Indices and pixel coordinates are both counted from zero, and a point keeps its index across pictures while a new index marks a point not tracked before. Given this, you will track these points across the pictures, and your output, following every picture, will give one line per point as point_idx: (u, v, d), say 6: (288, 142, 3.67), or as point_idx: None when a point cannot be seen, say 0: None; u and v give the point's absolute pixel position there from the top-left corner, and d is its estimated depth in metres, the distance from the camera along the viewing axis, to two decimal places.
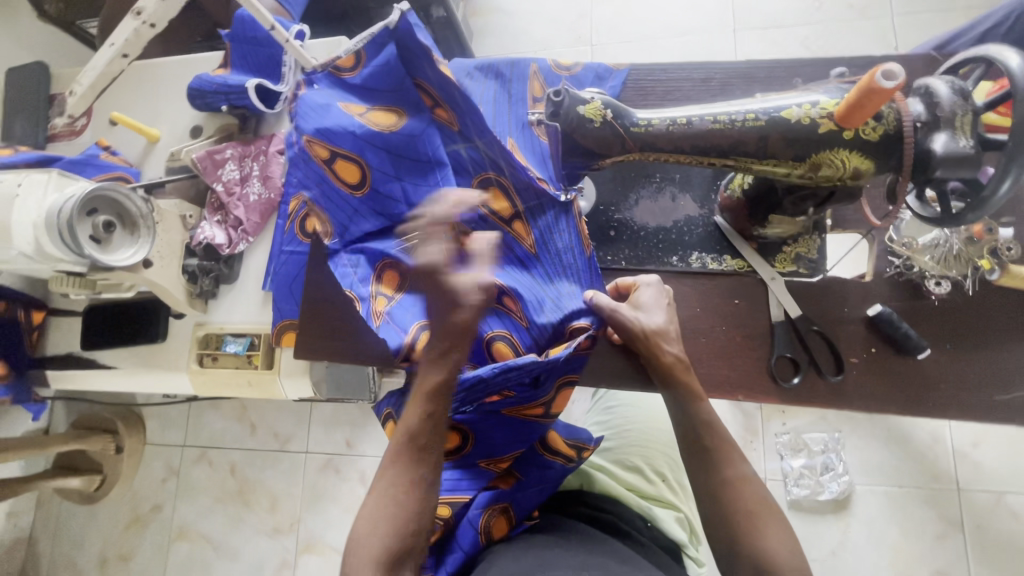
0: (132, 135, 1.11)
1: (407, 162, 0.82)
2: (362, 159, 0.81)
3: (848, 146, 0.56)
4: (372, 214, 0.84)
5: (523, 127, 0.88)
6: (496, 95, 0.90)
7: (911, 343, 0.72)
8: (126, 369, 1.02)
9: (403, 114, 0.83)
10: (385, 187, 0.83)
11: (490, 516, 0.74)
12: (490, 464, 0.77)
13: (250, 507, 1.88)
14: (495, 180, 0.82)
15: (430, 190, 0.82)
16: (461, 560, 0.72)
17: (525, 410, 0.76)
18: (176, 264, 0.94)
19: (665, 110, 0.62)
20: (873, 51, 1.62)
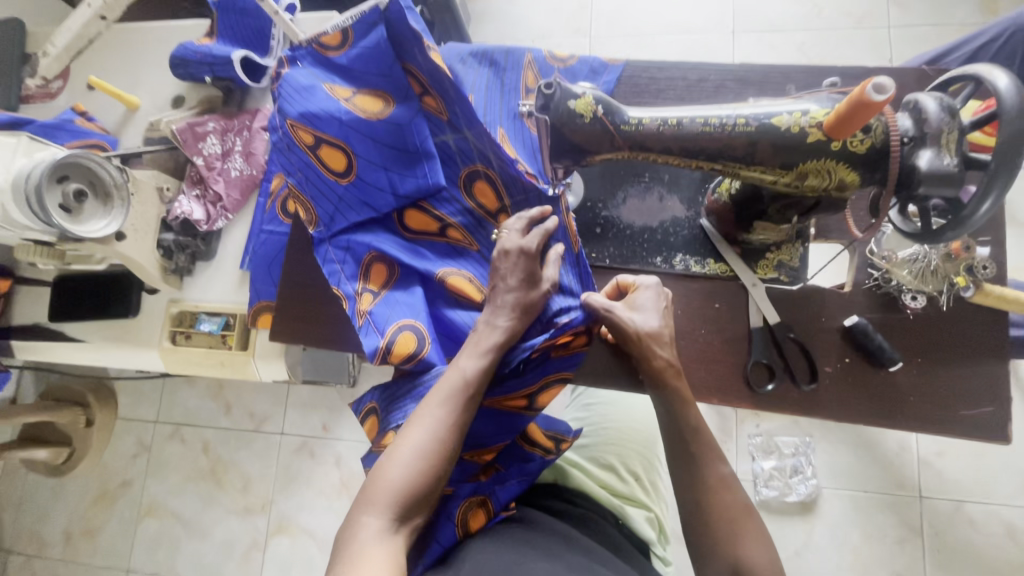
0: (110, 101, 1.08)
1: (394, 151, 0.81)
2: (347, 145, 0.81)
3: (834, 157, 0.55)
4: (358, 203, 0.83)
5: (513, 119, 0.87)
6: (488, 83, 0.89)
7: (884, 355, 0.72)
8: (95, 343, 1.00)
9: (390, 101, 0.81)
10: (371, 176, 0.82)
11: (468, 507, 0.74)
12: (474, 457, 0.77)
13: (222, 486, 1.86)
14: (482, 173, 0.82)
15: (417, 182, 0.81)
16: (440, 552, 0.71)
17: (508, 401, 0.77)
18: (151, 238, 0.91)
19: (656, 110, 0.61)
20: (868, 61, 1.63)
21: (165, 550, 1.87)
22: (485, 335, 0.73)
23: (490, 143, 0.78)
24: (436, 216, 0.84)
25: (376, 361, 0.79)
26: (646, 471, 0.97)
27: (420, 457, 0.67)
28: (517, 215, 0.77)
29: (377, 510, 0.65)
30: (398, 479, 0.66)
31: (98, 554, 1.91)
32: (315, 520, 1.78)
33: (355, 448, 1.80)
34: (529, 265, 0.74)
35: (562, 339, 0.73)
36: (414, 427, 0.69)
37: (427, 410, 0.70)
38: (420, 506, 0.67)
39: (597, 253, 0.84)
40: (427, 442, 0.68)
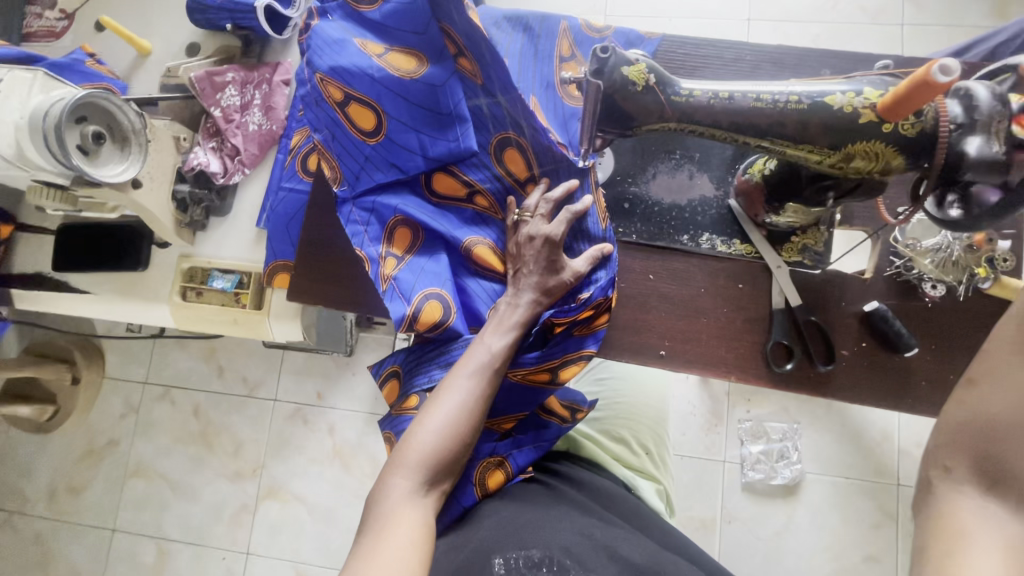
0: (120, 44, 1.03)
1: (426, 113, 0.80)
2: (378, 104, 0.79)
3: (884, 139, 0.56)
4: (384, 163, 0.81)
5: (547, 88, 0.86)
6: (522, 49, 0.87)
7: (902, 341, 0.74)
8: (100, 295, 0.97)
9: (424, 60, 0.79)
10: (402, 137, 0.80)
11: (486, 469, 0.75)
12: (493, 425, 0.78)
13: (213, 449, 1.85)
14: (513, 141, 0.82)
15: (449, 145, 0.79)
16: (461, 512, 0.73)
17: (532, 374, 0.77)
18: (167, 189, 0.88)
19: (707, 83, 0.61)
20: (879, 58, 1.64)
21: (153, 511, 1.86)
22: (509, 312, 0.74)
23: (524, 110, 0.78)
24: (463, 180, 0.82)
25: (402, 330, 0.79)
26: (657, 446, 1.00)
27: (448, 428, 0.68)
28: (545, 198, 0.79)
29: (406, 474, 0.66)
30: (427, 446, 0.67)
31: (82, 513, 1.89)
32: (307, 487, 1.79)
33: (350, 417, 1.80)
34: (551, 251, 0.75)
35: (586, 314, 0.78)
36: (442, 397, 0.69)
37: (455, 381, 0.70)
38: (447, 473, 0.68)
39: (624, 229, 0.84)
40: (455, 413, 0.68)
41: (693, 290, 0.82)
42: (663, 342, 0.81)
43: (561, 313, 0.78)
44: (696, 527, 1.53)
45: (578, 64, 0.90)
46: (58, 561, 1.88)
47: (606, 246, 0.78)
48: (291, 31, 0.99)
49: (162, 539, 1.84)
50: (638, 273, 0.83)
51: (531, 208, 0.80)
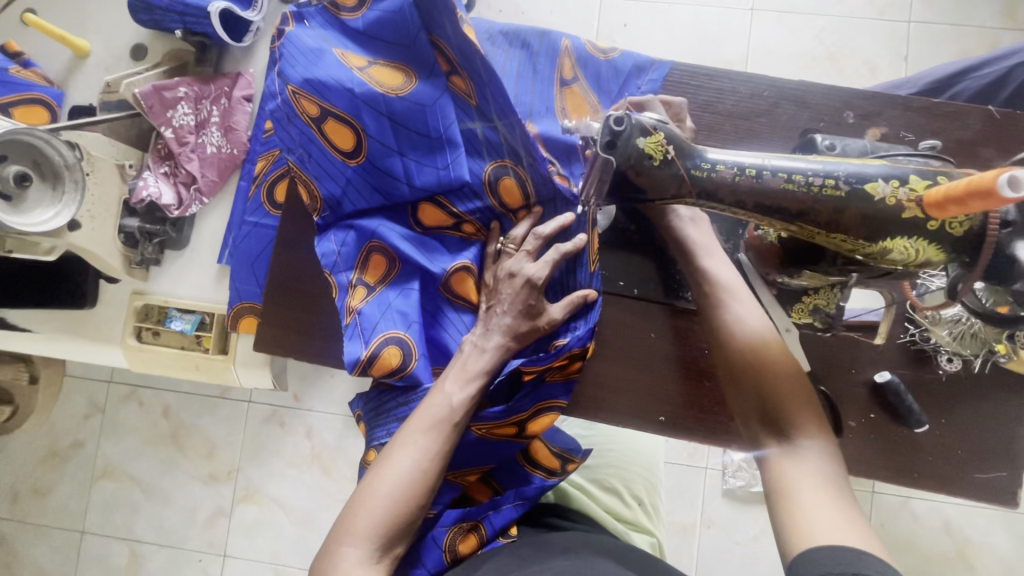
0: (53, 44, 0.91)
1: (412, 135, 0.69)
2: (357, 121, 0.67)
3: (928, 236, 0.50)
4: (369, 189, 0.70)
5: (546, 106, 0.76)
6: (519, 69, 0.78)
7: (912, 417, 0.70)
8: (43, 333, 0.87)
9: (412, 75, 0.68)
10: (384, 160, 0.69)
11: (456, 534, 0.70)
12: (456, 478, 0.73)
13: (184, 452, 1.77)
14: (511, 172, 0.71)
15: (438, 173, 0.69)
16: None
17: (497, 428, 0.70)
18: (112, 225, 0.78)
19: (732, 154, 0.53)
20: (881, 57, 1.50)
21: (123, 514, 1.79)
22: (474, 357, 0.66)
23: (524, 139, 0.67)
24: (452, 212, 0.72)
25: (354, 373, 0.68)
26: (649, 495, 0.97)
27: (401, 490, 0.61)
28: (534, 233, 0.69)
29: (357, 541, 0.59)
30: (379, 511, 0.60)
31: (47, 515, 1.80)
32: (283, 490, 1.73)
33: (328, 420, 1.73)
34: (530, 294, 0.67)
35: (557, 364, 0.70)
36: (395, 454, 0.62)
37: (410, 436, 0.63)
38: (402, 536, 0.61)
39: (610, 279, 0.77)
40: (409, 475, 0.61)
41: (696, 351, 0.76)
42: (660, 408, 0.76)
43: (531, 362, 0.70)
44: (676, 532, 1.54)
45: (582, 88, 0.80)
46: (24, 563, 1.80)
47: (590, 294, 0.71)
48: (253, 37, 0.89)
49: (134, 541, 1.78)
50: (639, 330, 0.77)
51: (517, 239, 0.71)
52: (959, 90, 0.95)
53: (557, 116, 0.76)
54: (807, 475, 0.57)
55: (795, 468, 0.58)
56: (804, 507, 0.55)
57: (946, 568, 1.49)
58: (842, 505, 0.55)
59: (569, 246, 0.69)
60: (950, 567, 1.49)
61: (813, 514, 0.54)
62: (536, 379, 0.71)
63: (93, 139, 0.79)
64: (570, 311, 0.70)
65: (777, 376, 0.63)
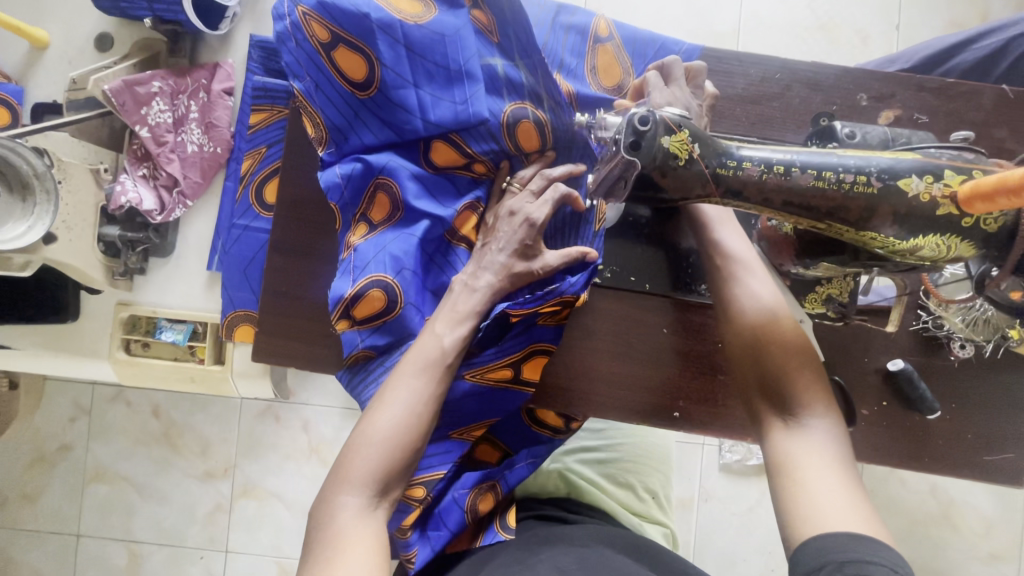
0: (7, 35, 0.83)
1: (429, 66, 0.62)
2: (370, 47, 0.61)
3: (962, 233, 0.48)
4: (377, 123, 0.64)
5: (577, 58, 0.77)
6: (551, 18, 0.79)
7: (926, 404, 0.70)
8: (24, 350, 0.82)
9: (432, 5, 0.63)
10: (397, 91, 0.62)
11: (477, 495, 0.70)
12: (463, 435, 0.68)
13: (178, 452, 1.74)
14: (530, 113, 0.65)
15: (454, 108, 0.63)
16: (447, 538, 0.68)
17: (491, 373, 0.66)
18: (89, 236, 0.74)
19: (759, 150, 0.51)
20: (874, 25, 1.46)
21: (119, 516, 1.75)
22: (462, 297, 0.62)
23: (547, 76, 0.64)
24: (465, 152, 0.65)
25: (336, 311, 0.64)
26: (662, 487, 0.98)
27: (396, 435, 0.56)
28: (542, 174, 0.65)
29: (355, 487, 0.54)
30: (377, 455, 0.55)
31: (39, 520, 1.76)
32: (283, 485, 1.70)
33: (324, 413, 1.70)
34: (529, 234, 0.62)
35: (546, 308, 0.65)
36: (389, 396, 0.57)
37: (404, 378, 0.58)
38: (402, 477, 0.56)
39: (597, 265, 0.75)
40: (404, 418, 0.56)
41: (708, 346, 0.75)
42: (676, 403, 0.75)
43: (518, 305, 0.64)
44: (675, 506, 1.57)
45: (615, 47, 0.79)
46: (18, 568, 1.76)
47: (589, 252, 0.65)
48: (229, 24, 0.82)
49: (133, 542, 1.75)
50: (650, 325, 0.75)
51: (524, 180, 0.66)
52: (954, 65, 0.92)
53: (585, 75, 0.77)
54: (810, 452, 0.54)
55: (794, 446, 0.55)
56: (808, 489, 0.52)
57: (933, 529, 1.55)
58: (851, 488, 0.52)
59: (575, 193, 0.64)
60: (936, 527, 1.55)
61: (813, 492, 0.52)
62: (529, 323, 0.66)
63: (59, 140, 0.72)
64: (567, 264, 0.64)
65: (783, 355, 0.60)
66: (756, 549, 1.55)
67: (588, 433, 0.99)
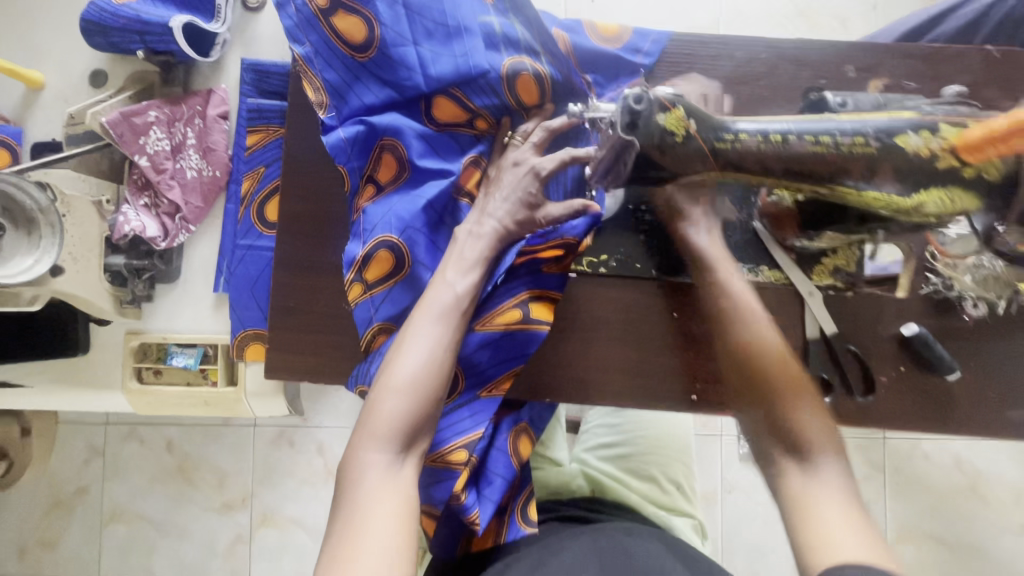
0: (3, 79, 0.84)
1: (427, 24, 0.65)
2: (368, 9, 0.64)
3: (964, 185, 0.48)
4: (378, 84, 0.67)
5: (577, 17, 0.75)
6: None
7: (944, 364, 0.70)
8: (37, 387, 0.82)
9: None
10: (397, 49, 0.65)
11: (516, 440, 0.75)
12: (492, 392, 0.70)
13: (193, 486, 1.73)
14: (529, 67, 0.66)
15: (454, 61, 0.65)
16: (503, 486, 0.72)
17: (500, 316, 0.68)
18: (96, 265, 0.73)
19: (754, 123, 0.51)
20: (851, 5, 1.47)
21: (140, 554, 1.74)
22: (468, 245, 0.63)
23: (543, 32, 0.66)
24: (468, 107, 0.67)
25: (351, 274, 0.68)
26: (687, 478, 0.94)
27: (417, 386, 0.56)
28: (542, 125, 0.66)
29: (381, 441, 0.54)
30: (400, 406, 0.55)
31: (60, 565, 1.75)
32: (302, 509, 1.69)
33: (338, 433, 1.69)
34: (533, 183, 0.64)
35: (549, 250, 0.70)
36: (408, 344, 0.57)
37: (424, 327, 0.58)
38: (426, 429, 0.57)
39: (600, 257, 0.75)
40: (423, 366, 0.56)
41: None
42: (693, 386, 0.75)
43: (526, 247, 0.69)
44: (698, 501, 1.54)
45: None
46: None
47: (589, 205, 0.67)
48: (219, 51, 0.83)
49: None
50: (659, 311, 0.75)
51: (525, 132, 0.67)
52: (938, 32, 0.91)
53: (585, 32, 0.74)
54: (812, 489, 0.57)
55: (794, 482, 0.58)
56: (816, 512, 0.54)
57: (960, 503, 1.53)
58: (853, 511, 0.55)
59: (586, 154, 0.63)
60: (963, 500, 1.53)
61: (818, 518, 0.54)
62: (534, 269, 0.70)
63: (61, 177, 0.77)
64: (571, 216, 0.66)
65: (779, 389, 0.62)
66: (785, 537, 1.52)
67: (604, 428, 0.98)
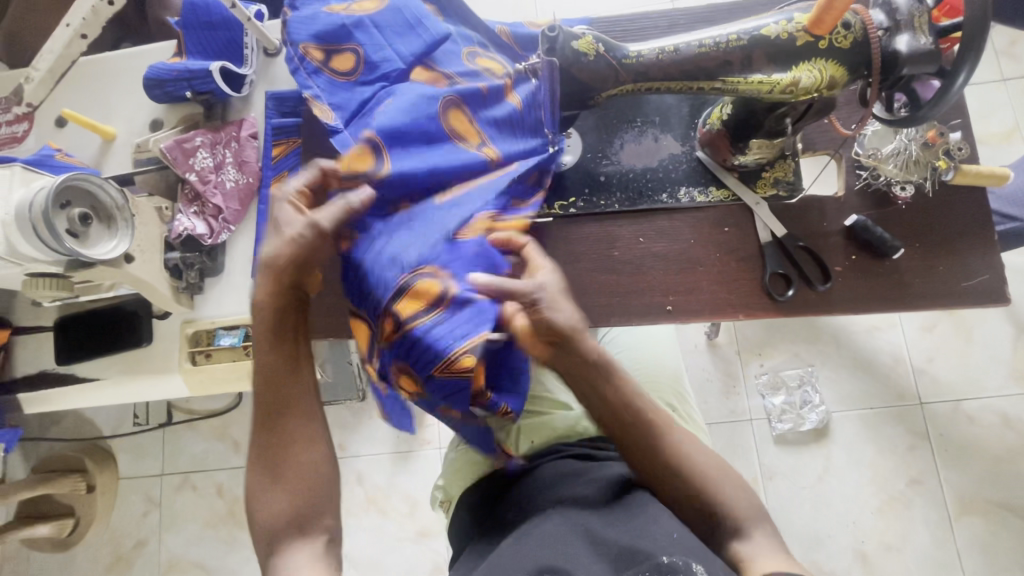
0: (85, 135, 1.07)
1: (398, 28, 0.75)
2: (353, 42, 0.75)
3: (824, 56, 0.61)
4: (371, 81, 0.73)
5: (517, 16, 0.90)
6: None
7: (887, 245, 0.78)
8: (109, 379, 0.99)
9: None
10: (378, 54, 0.74)
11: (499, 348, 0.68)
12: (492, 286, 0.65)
13: (244, 525, 1.62)
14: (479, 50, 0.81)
15: (422, 41, 0.75)
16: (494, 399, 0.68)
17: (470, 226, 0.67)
18: (158, 258, 0.91)
19: (651, 42, 0.65)
20: None
21: None
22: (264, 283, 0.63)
23: (485, 29, 0.84)
24: (439, 71, 0.74)
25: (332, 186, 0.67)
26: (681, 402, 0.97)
27: (298, 462, 0.61)
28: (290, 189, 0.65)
29: (289, 538, 0.60)
30: (285, 495, 0.60)
31: None
32: None
33: None
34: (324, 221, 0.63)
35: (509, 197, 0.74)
36: (288, 442, 0.62)
37: (294, 424, 0.63)
38: (312, 486, 0.61)
39: (568, 200, 0.86)
40: (301, 444, 0.62)
41: (683, 243, 0.84)
42: (668, 298, 0.83)
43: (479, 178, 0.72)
44: None
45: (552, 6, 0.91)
46: None
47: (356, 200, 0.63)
48: (249, 87, 1.05)
49: None
50: (626, 238, 0.85)
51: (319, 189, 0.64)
52: None
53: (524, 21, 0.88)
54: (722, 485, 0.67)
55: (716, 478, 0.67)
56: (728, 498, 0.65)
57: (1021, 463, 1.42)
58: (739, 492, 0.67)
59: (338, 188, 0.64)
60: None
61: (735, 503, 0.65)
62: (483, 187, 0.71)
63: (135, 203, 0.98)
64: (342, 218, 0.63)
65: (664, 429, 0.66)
66: (840, 522, 1.42)
67: None
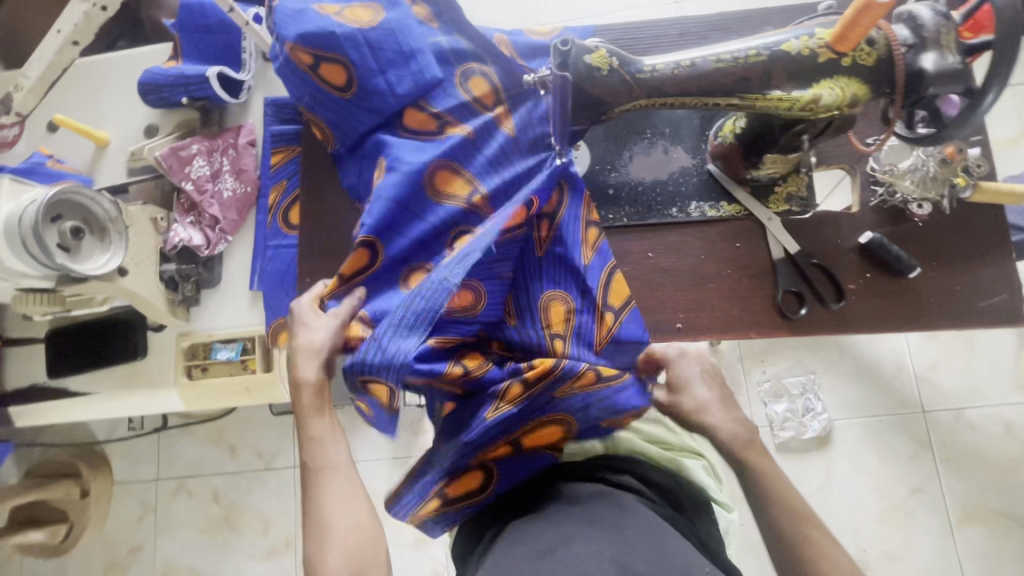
0: (78, 140, 1.04)
1: (392, 55, 0.74)
2: (343, 55, 0.73)
3: (847, 73, 0.59)
4: (365, 113, 0.75)
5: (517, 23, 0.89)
6: None
7: (903, 263, 0.76)
8: (103, 392, 0.96)
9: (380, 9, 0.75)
10: (370, 81, 0.74)
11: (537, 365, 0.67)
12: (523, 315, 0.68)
13: (239, 532, 1.60)
14: (477, 70, 0.79)
15: (415, 77, 0.74)
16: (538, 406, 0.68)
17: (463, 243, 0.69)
18: (153, 271, 0.89)
19: (667, 56, 0.63)
20: None
21: None
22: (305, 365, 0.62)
23: (485, 42, 0.80)
24: (433, 113, 0.75)
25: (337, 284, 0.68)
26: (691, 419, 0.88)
27: (345, 511, 0.55)
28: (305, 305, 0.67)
29: None
30: (338, 550, 0.53)
31: None
32: None
33: None
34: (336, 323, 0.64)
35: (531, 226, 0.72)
36: (327, 501, 0.56)
37: (332, 483, 0.57)
38: (364, 531, 0.54)
39: None
40: (342, 497, 0.56)
41: (694, 259, 0.82)
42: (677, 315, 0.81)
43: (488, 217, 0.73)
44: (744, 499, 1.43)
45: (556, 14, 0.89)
46: None
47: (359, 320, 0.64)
48: (247, 93, 1.02)
49: None
50: (636, 253, 0.83)
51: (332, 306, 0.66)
52: None
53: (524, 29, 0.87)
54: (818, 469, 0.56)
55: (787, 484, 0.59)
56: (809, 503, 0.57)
57: None
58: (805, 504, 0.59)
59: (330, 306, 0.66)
60: None
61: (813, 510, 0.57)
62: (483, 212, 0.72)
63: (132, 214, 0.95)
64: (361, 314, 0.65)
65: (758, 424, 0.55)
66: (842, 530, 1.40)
67: None
